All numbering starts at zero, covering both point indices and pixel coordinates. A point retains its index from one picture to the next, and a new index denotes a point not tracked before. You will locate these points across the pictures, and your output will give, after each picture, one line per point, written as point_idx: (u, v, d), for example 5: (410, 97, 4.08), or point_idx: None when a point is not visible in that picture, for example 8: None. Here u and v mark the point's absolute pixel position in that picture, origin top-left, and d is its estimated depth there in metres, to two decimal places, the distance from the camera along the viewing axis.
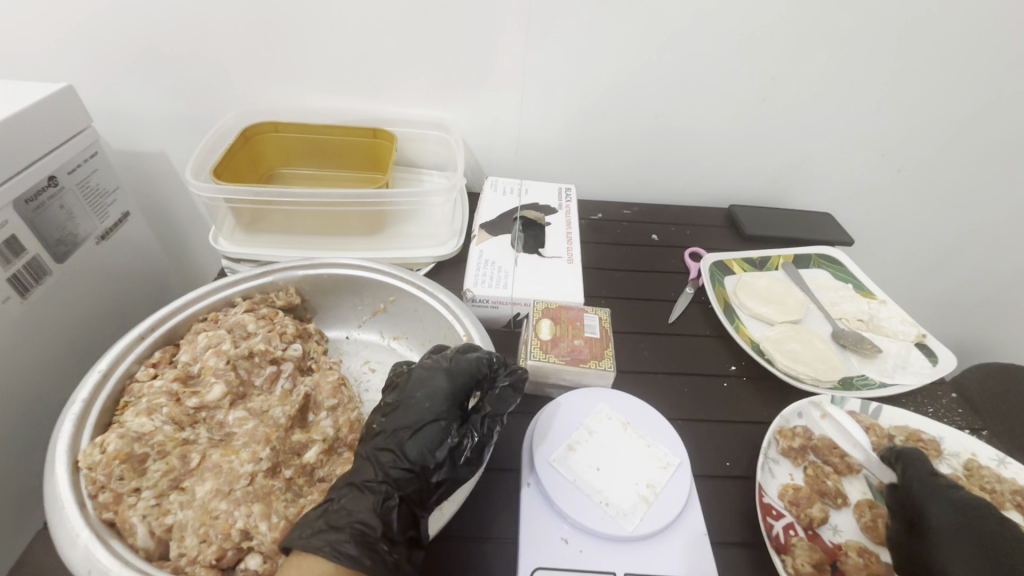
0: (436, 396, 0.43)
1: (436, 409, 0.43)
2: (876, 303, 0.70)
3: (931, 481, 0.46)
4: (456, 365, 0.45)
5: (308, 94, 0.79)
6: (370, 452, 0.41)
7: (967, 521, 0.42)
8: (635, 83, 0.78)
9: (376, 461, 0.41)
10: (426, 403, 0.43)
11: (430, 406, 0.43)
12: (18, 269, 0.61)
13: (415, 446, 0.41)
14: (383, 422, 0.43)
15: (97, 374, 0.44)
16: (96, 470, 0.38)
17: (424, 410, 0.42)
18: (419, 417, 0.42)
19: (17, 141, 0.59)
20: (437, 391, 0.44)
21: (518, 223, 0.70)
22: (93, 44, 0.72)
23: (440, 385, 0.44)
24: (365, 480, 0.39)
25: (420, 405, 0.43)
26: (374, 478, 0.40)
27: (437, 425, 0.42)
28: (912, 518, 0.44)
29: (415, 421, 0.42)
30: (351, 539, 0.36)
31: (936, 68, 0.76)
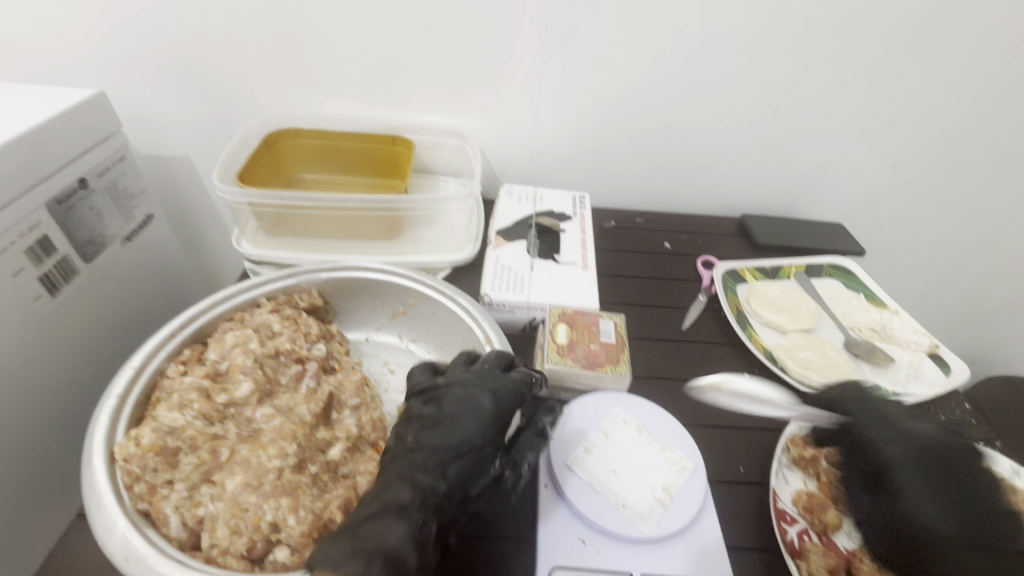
0: (482, 420, 0.43)
1: (482, 433, 0.43)
2: (889, 313, 0.71)
3: (883, 422, 0.47)
4: (503, 390, 0.45)
5: (329, 101, 0.81)
6: (404, 472, 0.41)
7: (922, 456, 0.45)
8: (649, 93, 0.79)
9: (412, 481, 0.40)
10: (472, 424, 0.43)
11: (474, 429, 0.43)
12: (49, 268, 0.62)
13: (457, 469, 0.41)
14: (421, 438, 0.43)
15: (131, 370, 0.46)
16: (132, 462, 0.40)
17: (468, 433, 0.43)
18: (465, 439, 0.42)
19: (51, 144, 0.61)
20: (484, 412, 0.44)
21: (534, 229, 0.72)
22: (124, 50, 0.74)
23: (484, 406, 0.44)
24: (403, 504, 0.38)
25: (466, 426, 0.43)
26: (410, 499, 0.39)
27: (481, 450, 0.43)
28: (879, 474, 0.46)
29: (459, 443, 0.42)
30: (382, 569, 0.34)
31: (947, 80, 0.77)
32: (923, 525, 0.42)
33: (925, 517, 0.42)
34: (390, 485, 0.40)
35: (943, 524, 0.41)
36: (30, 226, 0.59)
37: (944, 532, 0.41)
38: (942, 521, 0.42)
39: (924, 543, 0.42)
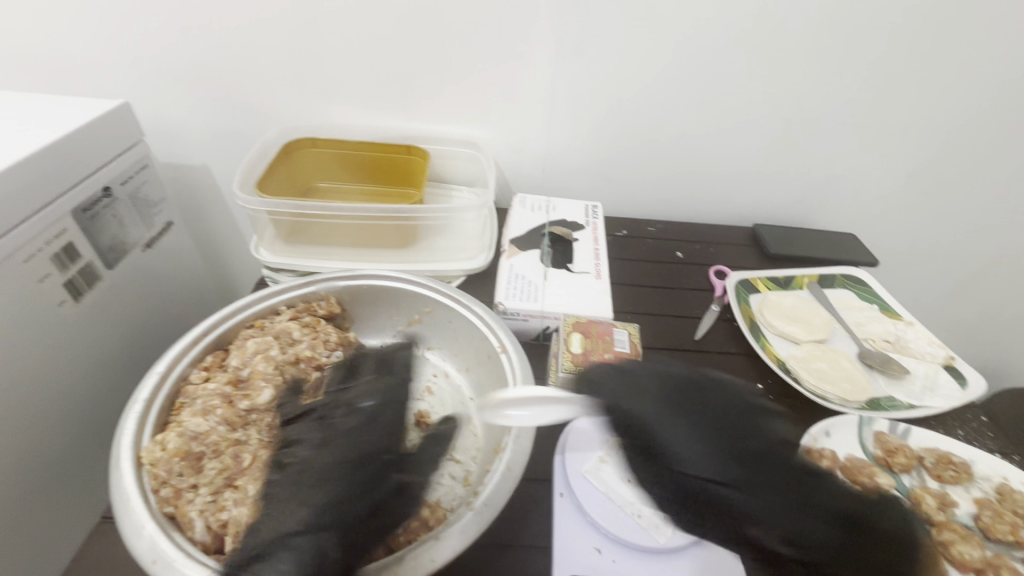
0: (376, 434, 0.44)
1: (382, 440, 0.44)
2: (903, 324, 0.70)
3: (617, 392, 0.46)
4: (394, 405, 0.47)
5: (346, 111, 0.83)
6: (297, 490, 0.40)
7: (674, 409, 0.45)
8: (661, 103, 0.80)
9: (309, 500, 0.39)
10: (366, 436, 0.44)
11: (377, 432, 0.44)
12: (73, 274, 0.64)
13: (359, 482, 0.40)
14: (316, 452, 0.43)
15: (156, 376, 0.47)
16: (158, 466, 0.41)
17: (371, 439, 0.43)
18: (361, 451, 0.42)
19: (78, 153, 0.63)
20: (379, 425, 0.45)
21: (546, 238, 0.72)
22: (147, 62, 0.76)
23: (385, 419, 0.46)
24: (301, 521, 0.38)
25: (362, 439, 0.43)
26: (311, 516, 0.38)
27: (382, 452, 0.43)
28: (647, 440, 0.43)
29: (360, 448, 0.43)
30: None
31: (959, 91, 0.77)
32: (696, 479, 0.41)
33: (693, 472, 0.41)
34: (290, 503, 0.39)
35: (715, 471, 0.41)
36: (56, 234, 0.61)
37: (720, 481, 0.41)
38: (720, 473, 0.41)
39: (709, 498, 0.41)
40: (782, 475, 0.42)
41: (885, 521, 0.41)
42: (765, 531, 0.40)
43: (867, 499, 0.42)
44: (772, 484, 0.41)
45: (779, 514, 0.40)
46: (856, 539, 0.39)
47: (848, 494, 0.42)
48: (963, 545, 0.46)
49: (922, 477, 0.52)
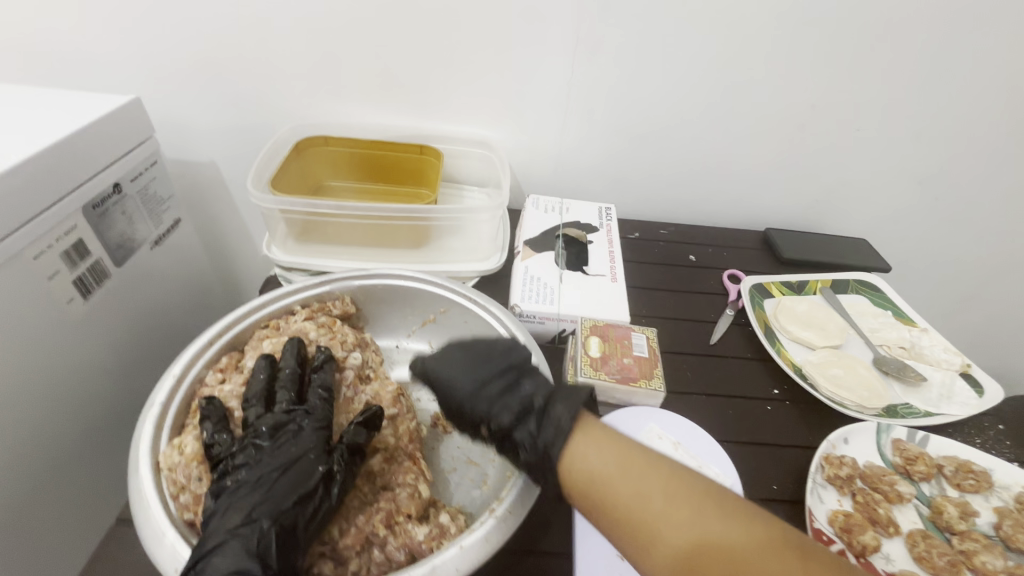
0: (301, 438, 0.43)
1: (306, 443, 0.43)
2: (918, 331, 0.70)
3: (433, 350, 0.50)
4: (318, 405, 0.46)
5: (359, 110, 0.82)
6: (229, 498, 0.39)
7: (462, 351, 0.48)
8: (676, 106, 0.80)
9: (240, 505, 0.38)
10: (292, 440, 0.43)
11: (297, 443, 0.42)
12: (83, 271, 0.63)
13: (283, 484, 0.39)
14: (245, 457, 0.41)
15: (173, 378, 0.46)
16: (177, 471, 0.41)
17: (290, 450, 0.42)
18: (287, 454, 0.41)
19: (90, 149, 0.62)
20: (303, 427, 0.44)
21: (561, 240, 0.72)
22: (159, 57, 0.75)
23: (312, 419, 0.45)
24: (231, 527, 0.37)
25: (287, 443, 0.42)
26: (241, 522, 0.37)
27: (305, 459, 0.41)
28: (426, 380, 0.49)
29: (281, 462, 0.41)
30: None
31: (976, 98, 0.77)
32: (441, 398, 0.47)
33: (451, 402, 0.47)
34: (220, 514, 0.38)
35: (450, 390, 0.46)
36: (66, 230, 0.60)
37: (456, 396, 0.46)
38: (463, 395, 0.46)
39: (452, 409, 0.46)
40: (487, 389, 0.45)
41: (555, 405, 0.41)
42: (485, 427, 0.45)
43: (550, 389, 0.44)
44: (485, 398, 0.45)
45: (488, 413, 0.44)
46: (532, 424, 0.42)
47: (544, 388, 0.44)
48: (985, 555, 0.46)
49: (942, 485, 0.52)
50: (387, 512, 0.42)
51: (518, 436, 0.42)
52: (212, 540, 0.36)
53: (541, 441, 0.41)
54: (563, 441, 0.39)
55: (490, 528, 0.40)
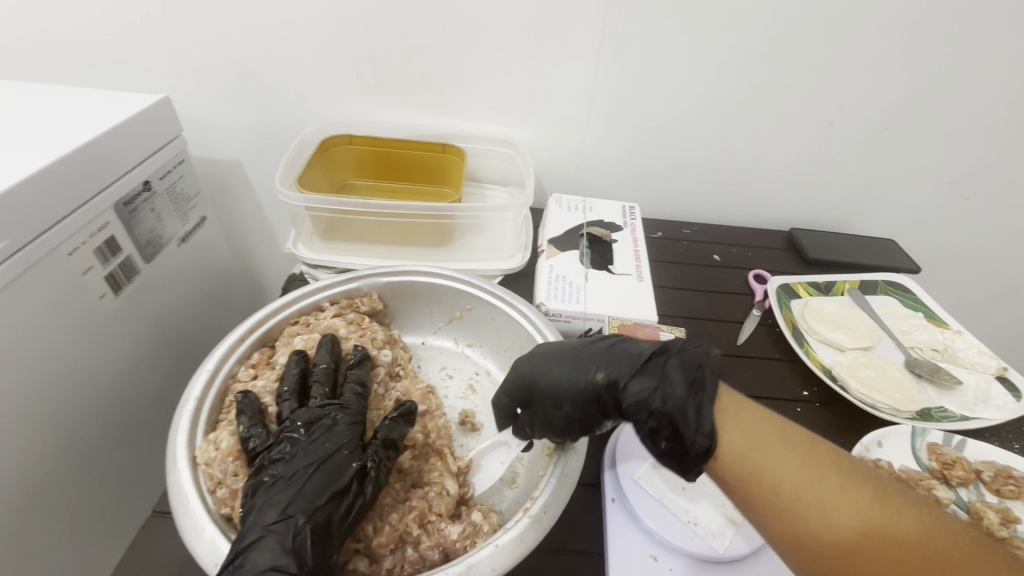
0: (335, 431, 0.43)
1: (340, 437, 0.43)
2: (951, 333, 0.68)
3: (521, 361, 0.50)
4: (350, 400, 0.46)
5: (383, 110, 0.83)
6: (263, 493, 0.39)
7: (559, 357, 0.48)
8: (701, 105, 0.79)
9: (274, 501, 0.38)
10: (325, 433, 0.43)
11: (331, 437, 0.42)
12: (114, 267, 0.64)
13: (317, 479, 0.39)
14: (279, 451, 0.42)
15: (207, 374, 0.47)
16: (213, 466, 0.41)
17: (324, 444, 0.42)
18: (320, 449, 0.41)
19: (122, 147, 0.63)
20: (335, 421, 0.44)
21: (585, 239, 0.71)
22: (187, 57, 0.76)
23: (344, 414, 0.45)
24: (267, 524, 0.37)
25: (320, 437, 0.42)
26: (276, 518, 0.37)
27: (339, 455, 0.41)
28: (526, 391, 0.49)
29: (315, 457, 0.41)
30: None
31: (1010, 96, 0.75)
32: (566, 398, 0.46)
33: (553, 370, 0.47)
34: (256, 511, 0.38)
35: (573, 387, 0.45)
36: (99, 227, 0.61)
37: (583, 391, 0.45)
38: (567, 375, 0.46)
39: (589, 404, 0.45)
40: (605, 345, 0.47)
41: (690, 344, 0.43)
42: (606, 372, 0.45)
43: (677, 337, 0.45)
44: (599, 352, 0.46)
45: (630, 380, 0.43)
46: (670, 360, 0.42)
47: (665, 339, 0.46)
48: None
49: (981, 490, 0.51)
50: (420, 511, 0.42)
51: (649, 378, 0.42)
52: (249, 536, 0.36)
53: (689, 377, 0.41)
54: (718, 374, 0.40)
55: (526, 527, 0.40)
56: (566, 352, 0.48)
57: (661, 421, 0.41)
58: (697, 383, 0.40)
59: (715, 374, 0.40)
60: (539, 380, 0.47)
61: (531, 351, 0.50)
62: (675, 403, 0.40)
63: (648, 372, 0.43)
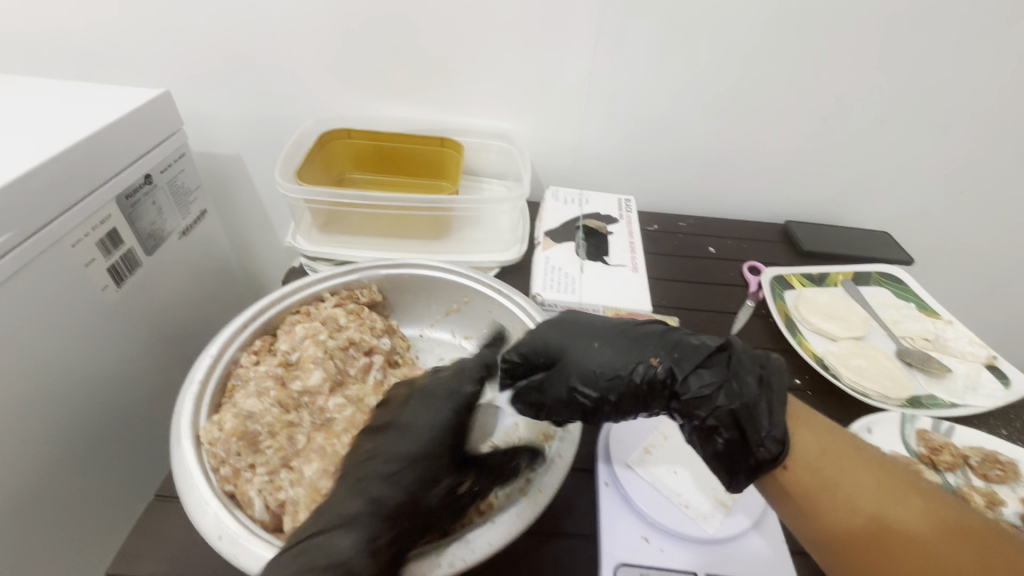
0: (440, 428, 0.41)
1: (439, 443, 0.41)
2: (942, 323, 0.69)
3: (542, 331, 0.48)
4: (463, 395, 0.44)
5: (381, 104, 0.83)
6: (357, 482, 0.39)
7: (598, 337, 0.47)
8: (697, 98, 0.79)
9: (365, 492, 0.38)
10: (430, 428, 0.41)
11: (431, 438, 0.41)
12: (116, 260, 0.65)
13: (412, 476, 0.39)
14: (378, 446, 0.41)
15: (210, 358, 0.47)
16: (217, 445, 0.41)
17: (422, 445, 0.41)
18: (422, 445, 0.40)
19: (123, 140, 0.64)
20: (442, 417, 0.42)
21: (581, 231, 0.72)
22: (188, 53, 0.77)
23: (446, 417, 0.42)
24: (351, 514, 0.37)
25: (426, 432, 0.41)
26: (362, 511, 0.37)
27: (438, 462, 0.40)
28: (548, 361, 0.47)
29: (409, 456, 0.40)
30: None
31: (1003, 89, 0.76)
32: (606, 376, 0.45)
33: (590, 344, 0.46)
34: (336, 504, 0.38)
35: (618, 368, 0.45)
36: (101, 220, 0.62)
37: (630, 373, 0.44)
38: (613, 356, 0.45)
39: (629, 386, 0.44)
40: (644, 332, 0.47)
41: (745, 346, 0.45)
42: (661, 359, 0.44)
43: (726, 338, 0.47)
44: (651, 340, 0.46)
45: (688, 371, 0.43)
46: (733, 359, 0.43)
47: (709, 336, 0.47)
48: None
49: (969, 475, 0.52)
50: None
51: (712, 373, 0.43)
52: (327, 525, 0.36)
53: (759, 378, 0.42)
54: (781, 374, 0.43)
55: (523, 506, 0.41)
56: (607, 334, 0.47)
57: (723, 420, 0.41)
58: (765, 385, 0.42)
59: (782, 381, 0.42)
60: (571, 353, 0.46)
61: (554, 325, 0.49)
62: (740, 401, 0.41)
63: (710, 367, 0.43)
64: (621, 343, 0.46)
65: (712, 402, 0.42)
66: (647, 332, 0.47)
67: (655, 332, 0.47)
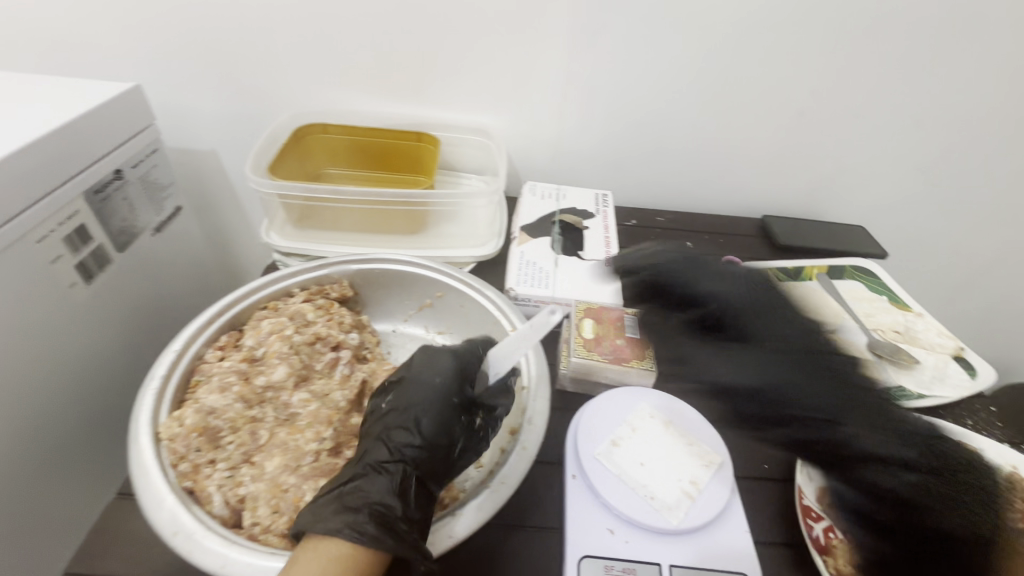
0: (447, 374, 0.46)
1: (446, 388, 0.46)
2: (912, 315, 0.70)
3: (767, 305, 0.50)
4: (461, 349, 0.49)
5: (357, 98, 0.82)
6: (381, 433, 0.43)
7: (804, 350, 0.45)
8: (674, 92, 0.79)
9: (389, 441, 0.42)
10: (436, 380, 0.46)
11: (440, 382, 0.46)
12: (85, 256, 0.64)
13: (430, 422, 0.43)
14: (394, 400, 0.45)
15: (173, 353, 0.47)
16: (176, 441, 0.41)
17: (433, 389, 0.45)
18: (432, 396, 0.45)
19: (91, 134, 0.63)
20: (446, 369, 0.47)
21: (557, 226, 0.72)
22: (160, 45, 0.76)
23: (450, 367, 0.47)
24: (380, 462, 0.41)
25: (432, 385, 0.46)
26: (389, 458, 0.41)
27: (448, 402, 0.45)
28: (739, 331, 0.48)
29: (425, 398, 0.45)
30: (370, 520, 0.37)
31: (975, 84, 0.76)
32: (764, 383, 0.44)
33: (783, 332, 0.47)
34: (370, 451, 0.42)
35: (792, 389, 0.43)
36: (69, 215, 0.61)
37: (807, 406, 0.42)
38: (786, 373, 0.44)
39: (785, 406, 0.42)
40: (839, 368, 0.44)
41: (956, 446, 0.42)
42: (834, 404, 0.42)
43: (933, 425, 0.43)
44: (830, 377, 0.43)
45: (868, 429, 0.41)
46: (928, 450, 0.40)
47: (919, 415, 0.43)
48: None
49: None
50: None
51: (898, 448, 0.40)
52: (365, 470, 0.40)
53: (940, 462, 0.40)
54: (966, 471, 0.40)
55: (484, 498, 0.41)
56: (796, 350, 0.45)
57: (888, 493, 0.40)
58: (942, 476, 0.40)
59: (982, 483, 0.40)
60: (762, 336, 0.47)
61: (749, 308, 0.49)
62: (907, 481, 0.39)
63: (905, 448, 0.40)
64: (808, 366, 0.44)
65: (878, 464, 0.40)
66: (838, 365, 0.44)
67: (858, 374, 0.44)
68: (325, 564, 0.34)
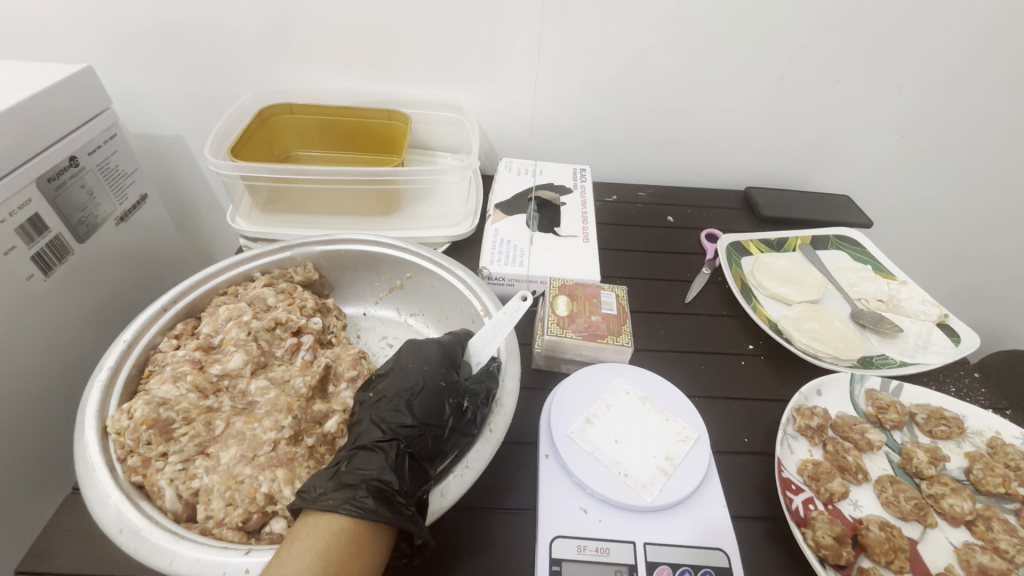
0: (433, 362, 0.46)
1: (428, 375, 0.44)
2: (896, 284, 0.69)
3: None
4: (447, 339, 0.49)
5: (323, 77, 0.79)
6: (375, 415, 0.42)
7: None
8: (650, 63, 0.76)
9: (382, 422, 0.41)
10: (423, 366, 0.45)
11: (425, 368, 0.45)
12: (42, 247, 0.60)
13: (422, 402, 0.42)
14: (381, 388, 0.44)
15: (123, 344, 0.46)
16: (124, 435, 0.40)
17: (419, 373, 0.44)
18: (419, 379, 0.44)
19: (39, 117, 0.58)
20: (432, 357, 0.46)
21: (534, 203, 0.70)
22: (109, 25, 0.72)
23: (434, 356, 0.46)
24: (374, 441, 0.40)
25: (418, 369, 0.45)
26: (382, 437, 0.40)
27: (436, 386, 0.44)
28: None
29: (413, 382, 0.44)
30: (370, 494, 0.36)
31: (963, 46, 0.73)
32: None
33: None
34: (365, 431, 0.41)
35: None
36: (21, 204, 0.57)
37: None
38: None
39: None
40: None
41: None
42: None
43: None
44: None
45: None
46: None
47: None
48: (953, 497, 0.45)
49: (914, 432, 0.52)
50: None
51: None
52: (360, 448, 0.40)
53: None
54: None
55: (449, 484, 0.40)
56: None
57: None
58: None
59: None
60: None
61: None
62: None
63: None
64: None
65: None
66: None
67: None
68: (327, 539, 0.34)
